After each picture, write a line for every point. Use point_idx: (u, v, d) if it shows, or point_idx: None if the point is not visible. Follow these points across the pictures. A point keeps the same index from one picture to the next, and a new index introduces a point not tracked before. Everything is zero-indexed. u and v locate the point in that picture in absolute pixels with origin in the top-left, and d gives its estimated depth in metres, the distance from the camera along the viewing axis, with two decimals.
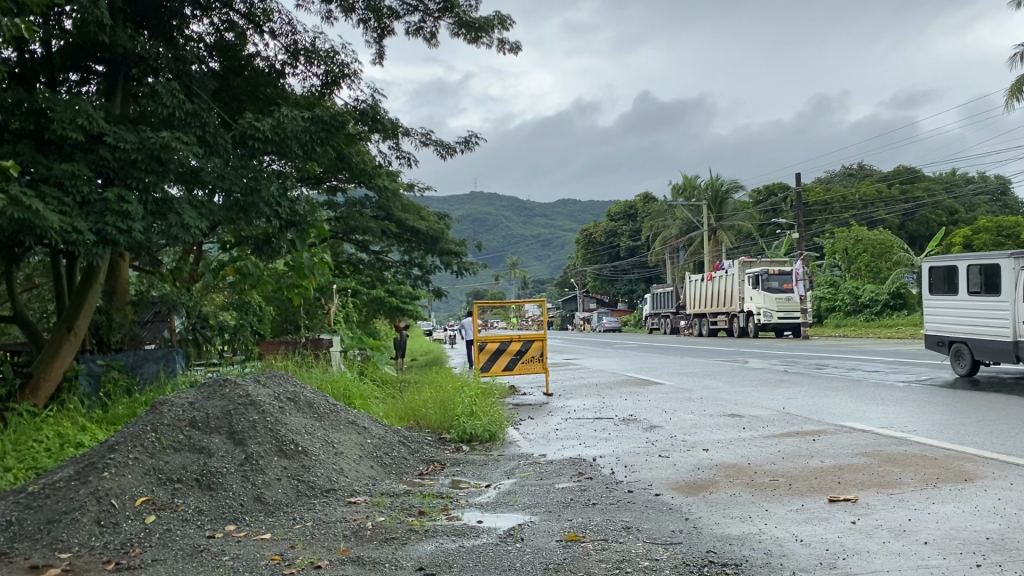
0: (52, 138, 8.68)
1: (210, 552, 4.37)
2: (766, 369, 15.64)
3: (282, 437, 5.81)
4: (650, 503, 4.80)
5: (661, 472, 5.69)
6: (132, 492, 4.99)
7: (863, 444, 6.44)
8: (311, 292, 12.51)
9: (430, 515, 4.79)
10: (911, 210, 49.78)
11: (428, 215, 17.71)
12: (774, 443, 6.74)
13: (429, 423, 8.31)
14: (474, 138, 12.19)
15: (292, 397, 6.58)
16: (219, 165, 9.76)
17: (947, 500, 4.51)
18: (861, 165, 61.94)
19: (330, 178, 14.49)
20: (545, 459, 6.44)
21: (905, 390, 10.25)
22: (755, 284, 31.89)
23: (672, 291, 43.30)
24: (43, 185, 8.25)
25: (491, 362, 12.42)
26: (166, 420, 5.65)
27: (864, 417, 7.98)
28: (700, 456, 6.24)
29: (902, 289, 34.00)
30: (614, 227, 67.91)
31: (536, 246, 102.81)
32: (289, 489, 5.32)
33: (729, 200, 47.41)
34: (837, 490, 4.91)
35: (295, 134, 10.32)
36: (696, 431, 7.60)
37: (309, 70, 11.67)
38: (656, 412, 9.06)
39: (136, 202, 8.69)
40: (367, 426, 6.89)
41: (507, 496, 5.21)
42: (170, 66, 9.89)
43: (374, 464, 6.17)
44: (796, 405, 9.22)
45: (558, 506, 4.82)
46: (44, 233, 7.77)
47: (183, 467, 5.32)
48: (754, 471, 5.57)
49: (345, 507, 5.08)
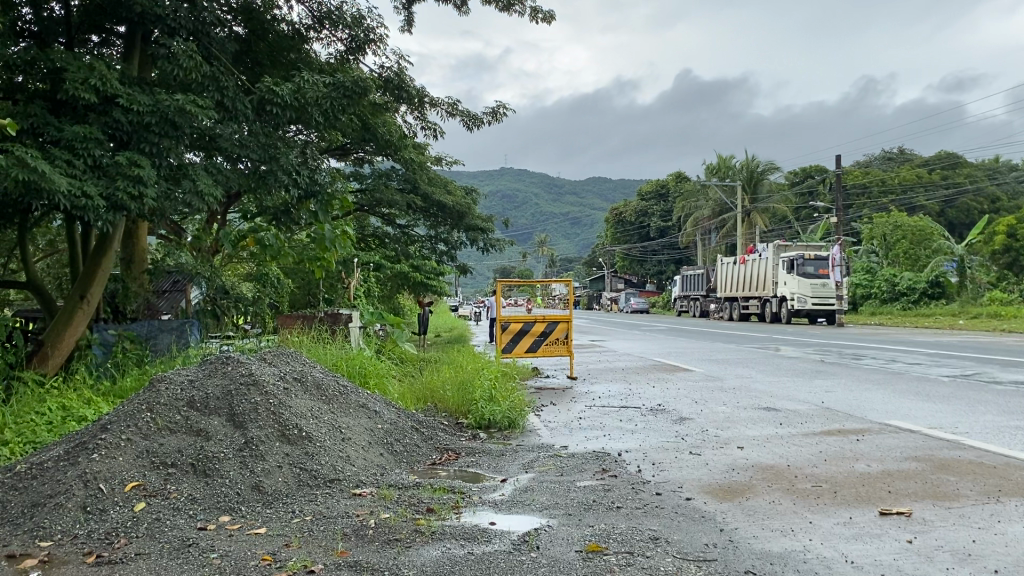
0: (64, 99, 8.32)
1: (198, 547, 4.01)
2: (801, 358, 15.10)
3: (285, 421, 5.42)
4: (679, 509, 4.37)
5: (692, 472, 5.26)
6: (122, 476, 4.66)
7: (912, 446, 5.96)
8: (333, 266, 12.11)
9: (439, 514, 4.39)
10: (951, 196, 48.63)
11: (457, 190, 17.25)
12: (814, 442, 6.27)
13: (447, 406, 7.93)
14: (502, 109, 11.72)
15: (299, 378, 6.21)
16: (237, 131, 9.39)
17: (1014, 518, 4.03)
18: (899, 149, 60.64)
19: (357, 150, 14.46)
20: (567, 452, 6.01)
21: (949, 385, 9.71)
22: (789, 269, 31.18)
23: (703, 274, 42.53)
24: (55, 147, 7.90)
25: (514, 343, 11.94)
26: (162, 400, 5.32)
27: (910, 416, 7.46)
28: (735, 455, 5.78)
29: (941, 277, 33.10)
30: (645, 207, 67.07)
31: (565, 224, 101.98)
32: (290, 478, 4.94)
33: (763, 182, 46.48)
34: (887, 501, 4.44)
35: (315, 101, 9.92)
36: (729, 425, 7.12)
37: (334, 35, 11.24)
38: (686, 403, 8.59)
39: (150, 167, 8.33)
40: (379, 410, 6.50)
41: (524, 493, 4.80)
42: (190, 28, 9.49)
43: (384, 451, 5.79)
44: (835, 399, 8.69)
45: (579, 508, 4.41)
46: (52, 196, 7.43)
47: (177, 451, 4.98)
48: (793, 475, 5.11)
49: (349, 500, 4.70)
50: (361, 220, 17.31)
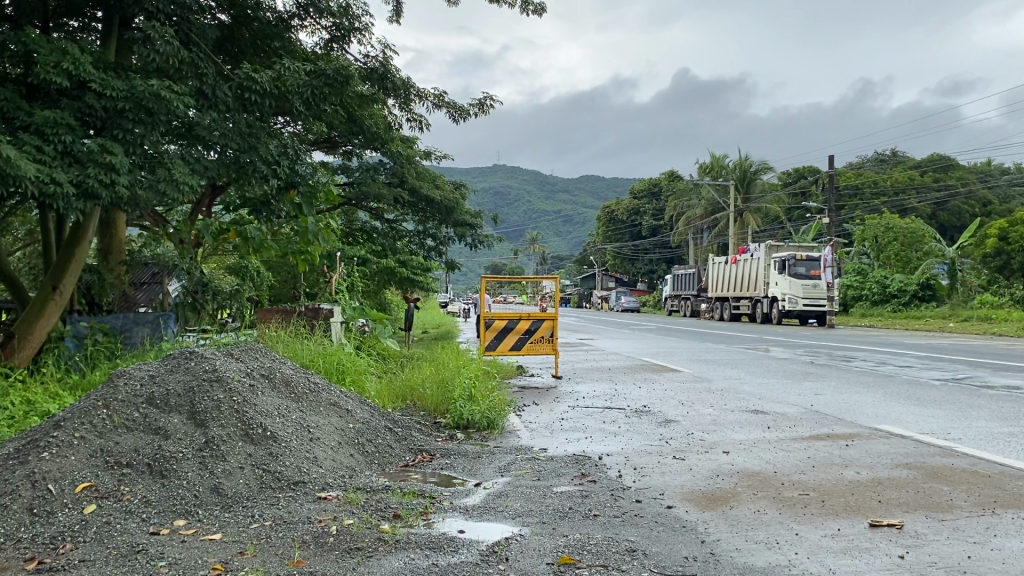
0: (36, 83, 8.02)
1: (146, 554, 3.76)
2: (790, 359, 14.92)
3: (248, 420, 5.16)
4: (659, 518, 4.15)
5: (674, 478, 5.04)
6: (73, 476, 4.41)
7: (904, 453, 5.75)
8: (315, 260, 11.84)
9: (406, 520, 4.15)
10: (942, 199, 48.60)
11: (445, 185, 16.96)
12: (802, 447, 6.05)
13: (425, 404, 7.72)
14: (490, 101, 11.47)
15: (267, 374, 5.96)
16: (216, 120, 9.12)
17: (1011, 532, 3.82)
18: (892, 152, 60.65)
19: (345, 143, 14.24)
20: (545, 455, 5.78)
21: (942, 389, 9.51)
22: (780, 269, 31.03)
23: (694, 274, 42.46)
24: (24, 133, 7.59)
25: (497, 340, 11.70)
26: (120, 396, 5.07)
27: (901, 420, 7.25)
28: (720, 461, 5.56)
29: (931, 280, 32.98)
30: (638, 206, 66.89)
31: (557, 222, 101.78)
32: (252, 480, 4.70)
33: (756, 181, 46.35)
34: (877, 511, 4.23)
35: (297, 90, 9.67)
36: (715, 428, 6.91)
37: (319, 23, 10.98)
38: (672, 404, 8.38)
39: (124, 155, 8.05)
40: (352, 409, 6.25)
41: (497, 499, 4.56)
42: (169, 12, 9.20)
43: (354, 452, 5.55)
44: (824, 402, 8.49)
45: (553, 516, 4.18)
46: (18, 183, 7.14)
47: (134, 450, 4.73)
48: (780, 483, 4.88)
49: (312, 504, 4.46)
50: (349, 215, 17.13)
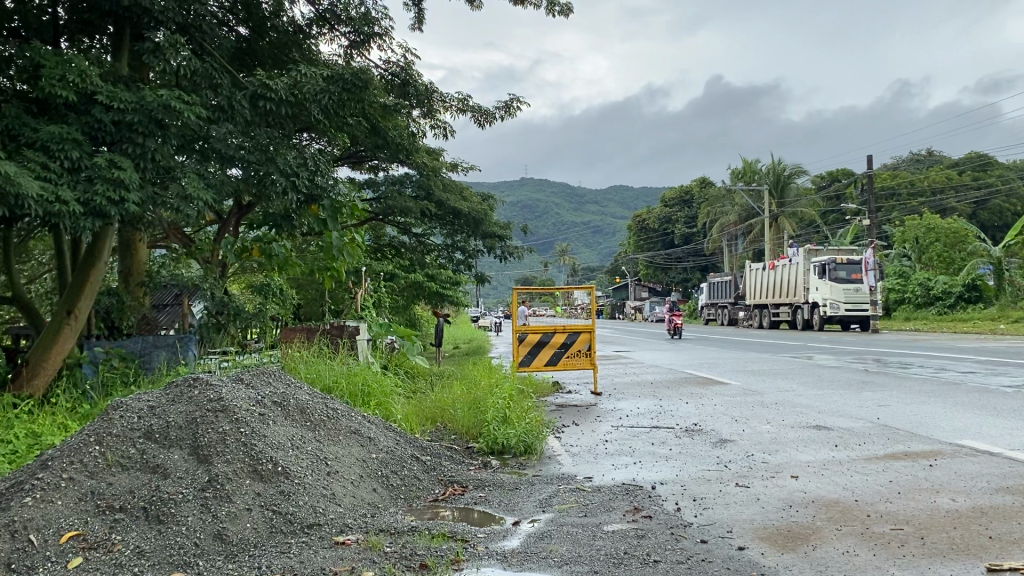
0: (41, 98, 7.56)
1: None
2: (841, 367, 14.15)
3: (258, 454, 4.61)
4: (732, 564, 3.53)
5: (742, 511, 4.39)
6: (59, 524, 3.90)
7: (999, 474, 5.05)
8: (339, 276, 11.30)
9: (434, 572, 3.56)
10: (983, 198, 47.29)
11: (472, 196, 16.44)
12: (879, 468, 5.38)
13: (457, 427, 7.16)
14: (516, 103, 10.92)
15: (279, 402, 5.42)
16: (230, 131, 8.63)
17: None
18: (928, 151, 59.22)
19: (371, 157, 13.91)
20: (590, 486, 5.16)
21: (1016, 396, 8.73)
22: (821, 274, 30.09)
23: (730, 281, 41.53)
24: (27, 149, 7.13)
25: (532, 355, 11.11)
26: (114, 431, 4.57)
27: (981, 435, 6.51)
28: (790, 488, 4.90)
29: (977, 280, 31.63)
30: (669, 214, 66.01)
31: (587, 233, 101.14)
32: (260, 524, 4.15)
33: (791, 185, 45.32)
34: (991, 551, 3.56)
35: (314, 96, 9.23)
36: (777, 448, 6.25)
37: (338, 31, 10.53)
38: (724, 422, 7.71)
39: (133, 169, 7.56)
40: (374, 436, 5.69)
41: (539, 542, 3.96)
42: (181, 22, 8.75)
43: (377, 486, 4.99)
44: (892, 415, 7.76)
45: (605, 564, 3.56)
46: (20, 201, 6.66)
47: (128, 492, 4.21)
48: (866, 515, 4.23)
49: (328, 551, 3.90)
50: (375, 230, 16.71)
